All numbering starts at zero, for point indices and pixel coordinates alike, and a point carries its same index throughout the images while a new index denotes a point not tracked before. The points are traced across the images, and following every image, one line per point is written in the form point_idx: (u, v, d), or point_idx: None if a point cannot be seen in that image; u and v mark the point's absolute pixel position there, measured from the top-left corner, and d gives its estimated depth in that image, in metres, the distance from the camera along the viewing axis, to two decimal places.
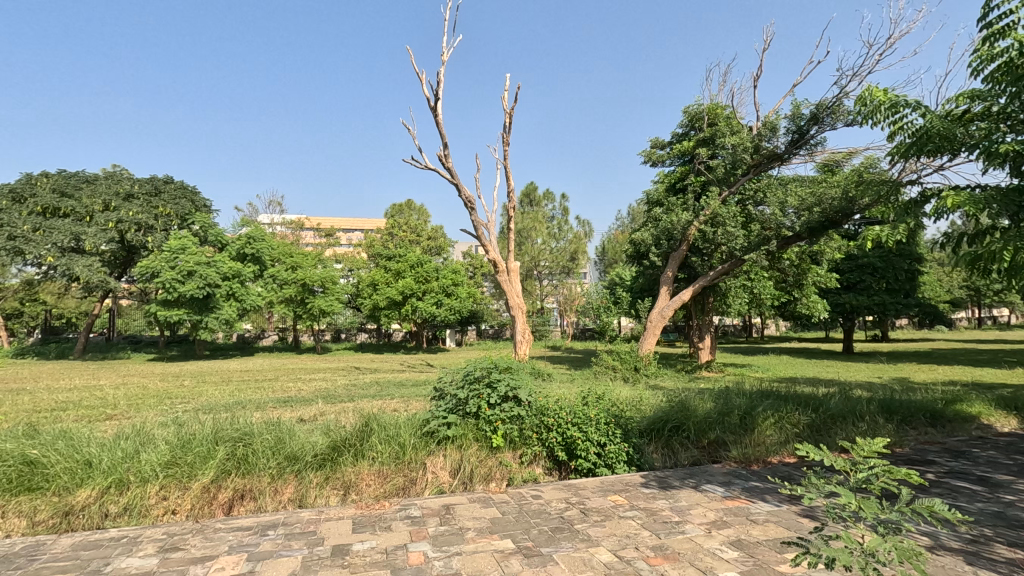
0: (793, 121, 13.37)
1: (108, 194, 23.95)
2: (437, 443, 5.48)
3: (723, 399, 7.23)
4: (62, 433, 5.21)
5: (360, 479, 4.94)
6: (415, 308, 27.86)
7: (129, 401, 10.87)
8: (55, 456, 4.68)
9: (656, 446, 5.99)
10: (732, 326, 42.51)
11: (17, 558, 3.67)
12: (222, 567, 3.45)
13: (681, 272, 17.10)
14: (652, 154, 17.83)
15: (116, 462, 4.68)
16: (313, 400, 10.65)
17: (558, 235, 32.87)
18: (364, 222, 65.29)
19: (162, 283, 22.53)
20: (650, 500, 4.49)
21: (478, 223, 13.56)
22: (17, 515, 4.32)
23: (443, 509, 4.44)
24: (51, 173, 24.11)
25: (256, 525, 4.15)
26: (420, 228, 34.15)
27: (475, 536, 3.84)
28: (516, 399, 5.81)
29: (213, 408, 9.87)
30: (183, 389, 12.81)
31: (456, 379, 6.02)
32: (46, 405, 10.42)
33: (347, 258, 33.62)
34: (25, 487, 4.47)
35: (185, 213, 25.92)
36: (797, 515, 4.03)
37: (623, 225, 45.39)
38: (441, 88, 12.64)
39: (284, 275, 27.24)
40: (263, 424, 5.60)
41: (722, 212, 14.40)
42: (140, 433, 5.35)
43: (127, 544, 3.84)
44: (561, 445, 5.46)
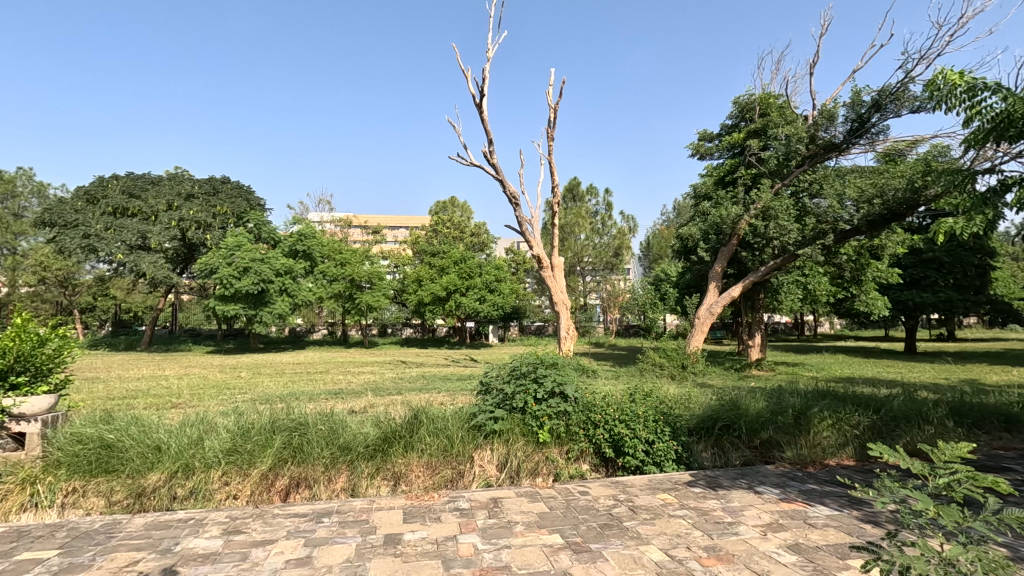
0: (853, 108, 12.74)
1: (171, 194, 25.19)
2: (484, 437, 5.52)
3: (776, 399, 6.99)
4: (134, 419, 5.53)
5: (409, 470, 5.06)
6: (459, 304, 28.14)
7: (192, 391, 11.44)
8: (129, 441, 4.96)
9: (706, 445, 5.87)
10: (783, 325, 41.04)
11: (97, 535, 3.94)
12: (281, 551, 3.60)
13: (730, 267, 16.62)
14: (700, 146, 17.38)
15: (183, 447, 4.93)
16: (363, 393, 10.93)
17: (601, 230, 32.51)
18: (409, 219, 66.39)
19: (220, 279, 23.62)
20: (701, 500, 4.39)
21: (522, 218, 13.50)
22: (96, 495, 4.67)
23: (491, 502, 4.48)
24: (121, 175, 25.62)
25: (312, 512, 4.30)
26: (463, 225, 34.47)
27: (523, 530, 3.86)
28: (563, 394, 5.79)
29: (269, 399, 10.29)
30: (241, 380, 13.43)
31: (503, 374, 6.05)
32: (118, 392, 11.13)
33: (393, 256, 34.30)
34: (103, 469, 4.77)
35: (241, 211, 27.01)
36: (860, 520, 3.87)
37: (669, 221, 44.47)
38: (487, 85, 12.64)
39: (333, 271, 28.10)
40: (316, 414, 5.76)
41: (774, 206, 13.84)
42: (204, 421, 5.61)
43: (194, 526, 4.06)
44: (608, 442, 5.41)
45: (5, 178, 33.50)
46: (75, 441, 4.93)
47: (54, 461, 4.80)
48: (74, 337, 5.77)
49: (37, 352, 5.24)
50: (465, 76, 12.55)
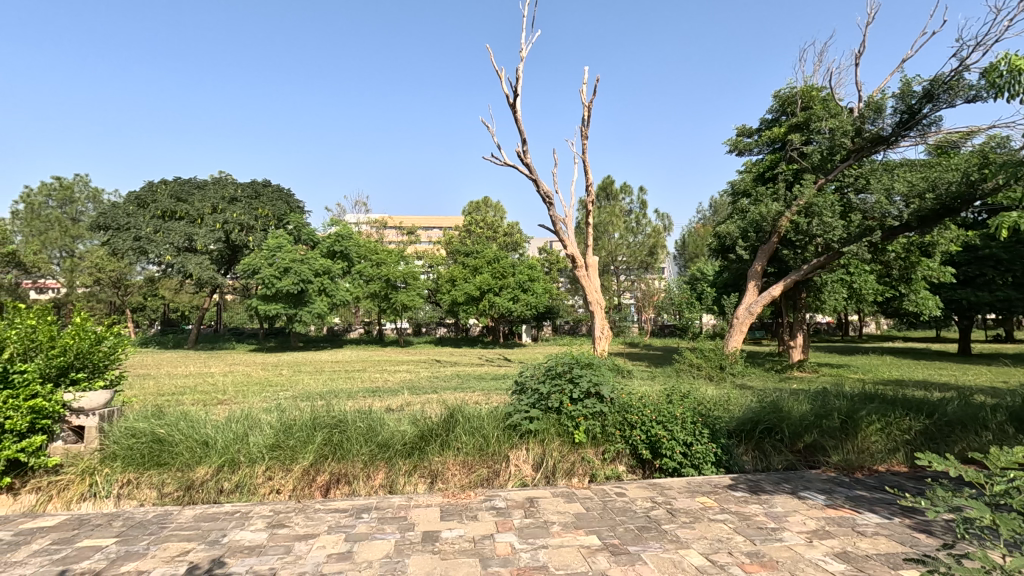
0: (903, 99, 12.20)
1: (215, 198, 26.14)
2: (519, 436, 5.52)
3: (821, 402, 6.76)
4: (183, 414, 5.74)
5: (446, 468, 5.13)
6: (493, 304, 28.24)
7: (237, 388, 11.84)
8: (178, 435, 5.15)
9: (746, 448, 5.74)
10: (826, 325, 39.78)
11: (150, 525, 4.12)
12: (323, 545, 3.68)
13: (771, 266, 16.21)
14: (738, 142, 17.00)
15: (228, 443, 5.09)
16: (400, 391, 11.10)
17: (636, 229, 32.03)
18: (442, 219, 67.03)
19: (262, 279, 24.35)
20: (743, 504, 4.30)
21: (556, 218, 13.45)
22: (149, 487, 4.88)
23: (528, 501, 4.48)
24: (169, 180, 26.69)
25: (352, 508, 4.39)
26: (497, 225, 34.60)
27: (560, 530, 3.85)
28: (599, 395, 5.74)
29: (309, 396, 10.54)
30: (283, 378, 13.84)
31: (538, 374, 6.02)
32: (168, 389, 11.59)
33: (428, 256, 34.73)
34: (155, 462, 4.98)
35: (281, 214, 27.78)
36: (912, 529, 3.71)
37: (705, 219, 43.55)
38: (521, 84, 12.63)
39: (369, 271, 28.67)
40: (355, 412, 5.87)
41: (817, 202, 13.43)
42: (249, 417, 5.78)
43: (240, 519, 4.20)
44: (645, 443, 5.33)
45: (64, 185, 35.51)
46: (129, 435, 5.15)
47: (111, 453, 5.04)
48: (126, 336, 6.03)
49: (94, 349, 5.52)
50: (498, 76, 12.57)
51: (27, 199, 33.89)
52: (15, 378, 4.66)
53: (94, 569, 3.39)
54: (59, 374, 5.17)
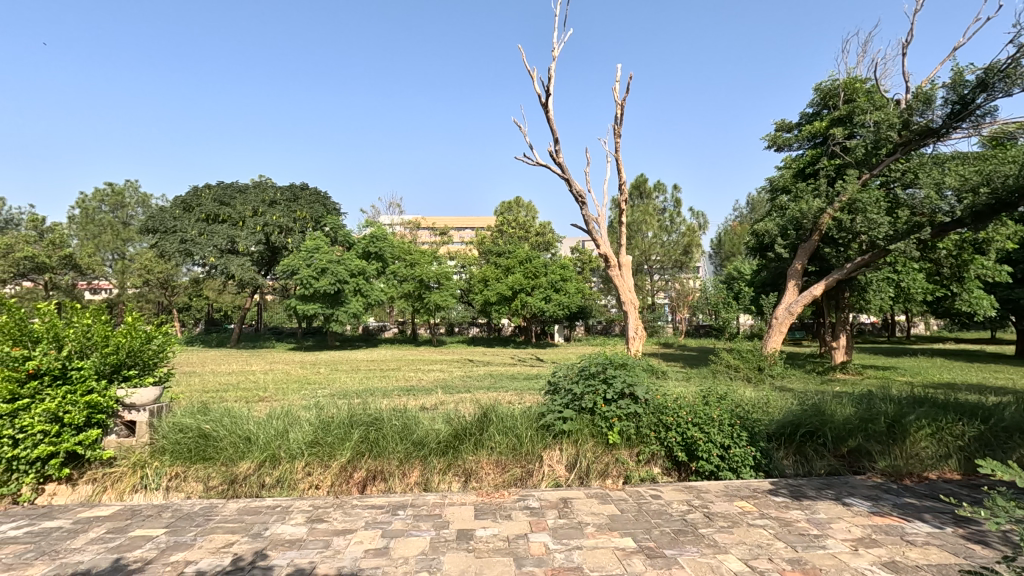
0: (954, 89, 11.58)
1: (256, 202, 26.99)
2: (553, 437, 5.50)
3: (866, 405, 6.52)
4: (227, 411, 5.94)
5: (480, 467, 5.16)
6: (525, 304, 28.27)
7: (277, 385, 12.21)
8: (223, 431, 5.33)
9: (787, 452, 5.58)
10: (871, 325, 38.37)
11: (197, 517, 4.28)
12: (361, 540, 3.75)
13: (811, 264, 15.74)
14: (777, 137, 16.55)
15: (270, 439, 5.25)
16: (433, 389, 11.25)
17: (670, 228, 31.49)
18: (474, 220, 67.45)
19: (300, 279, 24.99)
20: (783, 510, 4.18)
21: (589, 217, 13.35)
22: (195, 481, 5.08)
23: (562, 502, 4.47)
24: (212, 185, 27.68)
25: (387, 505, 4.46)
26: (528, 225, 34.62)
27: (594, 531, 3.83)
28: (633, 396, 5.67)
29: (346, 394, 10.78)
30: (320, 376, 14.18)
31: (572, 374, 5.99)
32: (213, 386, 12.06)
33: (460, 256, 35.01)
34: (200, 456, 5.17)
35: (319, 216, 28.43)
36: (966, 539, 3.54)
37: (742, 217, 42.53)
38: (552, 84, 12.60)
39: (403, 272, 29.09)
40: (390, 410, 5.95)
41: (861, 198, 12.97)
42: (288, 414, 5.94)
43: (281, 513, 4.32)
44: (680, 446, 5.23)
45: (115, 191, 37.25)
46: (176, 430, 5.35)
47: (160, 447, 5.26)
48: (174, 334, 6.27)
49: (145, 347, 5.75)
50: (530, 76, 12.55)
51: (82, 205, 35.68)
52: (73, 374, 4.93)
53: (145, 558, 3.55)
54: (113, 371, 5.42)
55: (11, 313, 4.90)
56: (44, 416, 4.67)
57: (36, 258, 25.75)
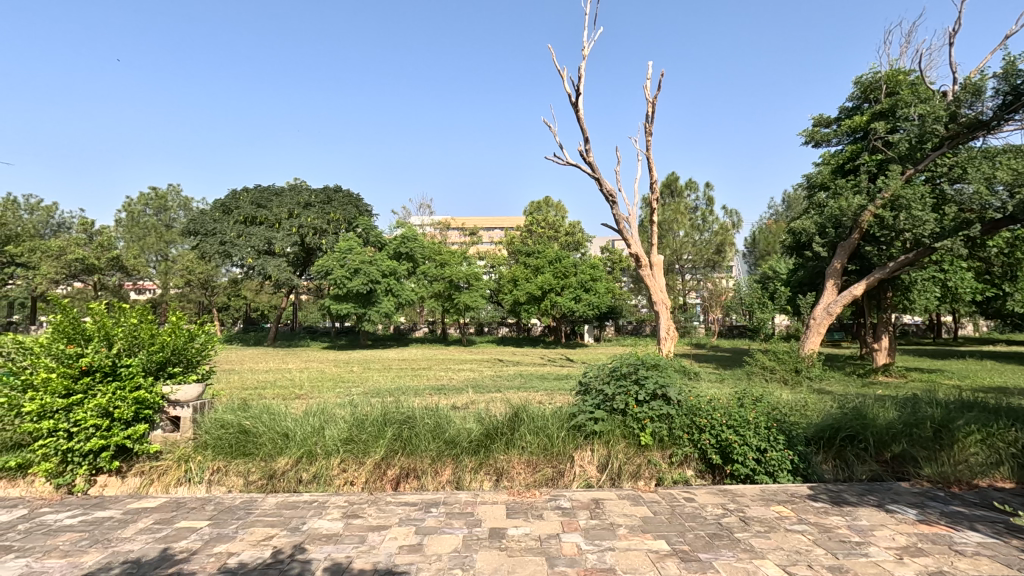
0: (1005, 79, 11.11)
1: (292, 204, 27.67)
2: (584, 437, 5.49)
3: (910, 409, 6.28)
4: (265, 407, 6.10)
5: (511, 466, 5.19)
6: (555, 304, 28.20)
7: (313, 383, 12.49)
8: (262, 427, 5.49)
9: (826, 457, 5.43)
10: (915, 326, 36.96)
11: (238, 510, 4.42)
12: (395, 536, 3.82)
13: (852, 263, 15.27)
14: (815, 132, 16.10)
15: (306, 435, 5.38)
16: (463, 389, 11.34)
17: (702, 226, 30.91)
18: (504, 220, 67.60)
19: (334, 279, 25.50)
20: (823, 515, 4.07)
21: (619, 216, 13.23)
22: (236, 475, 5.24)
23: (594, 502, 4.45)
24: (250, 188, 28.48)
25: (420, 502, 4.52)
26: (558, 224, 34.53)
27: (627, 533, 3.80)
28: (665, 397, 5.59)
29: (379, 392, 10.94)
30: (354, 374, 14.46)
31: (603, 374, 5.95)
32: (252, 383, 12.43)
33: (490, 257, 35.15)
34: (241, 452, 5.34)
35: (352, 217, 28.95)
36: (1020, 551, 3.38)
37: (777, 215, 41.51)
38: (583, 83, 12.52)
39: (433, 272, 29.41)
40: (423, 409, 6.02)
41: (906, 194, 12.47)
42: (324, 412, 6.07)
43: (318, 508, 4.43)
44: (714, 448, 5.15)
45: (159, 194, 38.69)
46: (218, 426, 5.53)
47: (202, 442, 5.44)
48: (215, 333, 6.49)
49: (188, 346, 5.96)
50: (561, 75, 12.50)
51: (128, 208, 37.17)
52: (122, 371, 5.15)
53: (190, 549, 3.69)
54: (158, 368, 5.65)
55: (64, 311, 5.14)
56: (96, 411, 4.90)
57: (86, 259, 27.02)
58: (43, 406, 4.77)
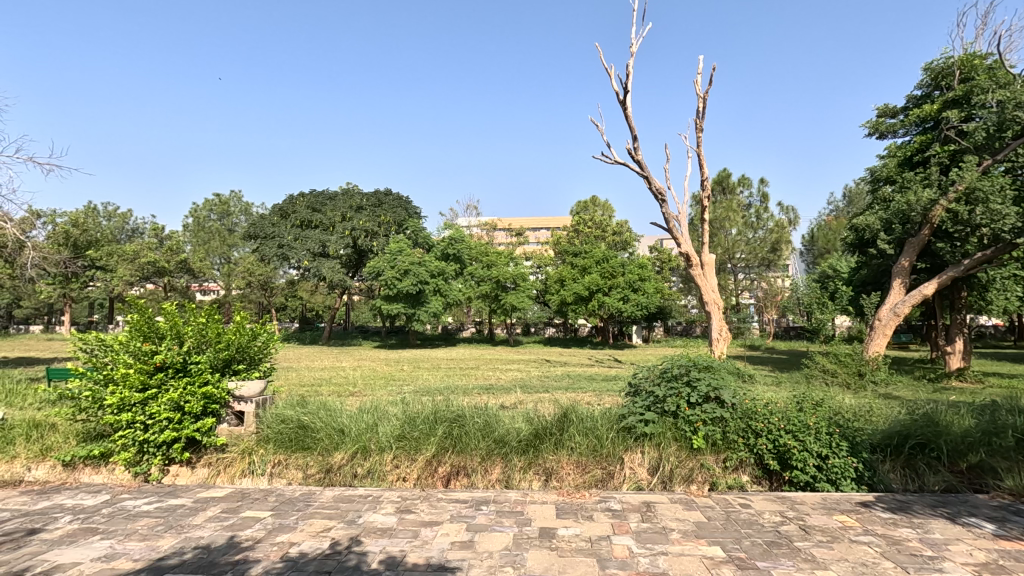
0: None
1: (345, 208, 28.63)
2: (634, 439, 5.42)
3: (989, 417, 5.86)
4: (322, 403, 6.32)
5: (560, 467, 5.19)
6: (602, 304, 27.94)
7: (366, 381, 12.88)
8: (319, 422, 5.69)
9: (893, 465, 5.15)
10: (993, 327, 34.43)
11: (298, 502, 4.62)
12: (447, 533, 3.89)
13: (922, 261, 14.40)
14: (879, 123, 15.28)
15: (361, 431, 5.55)
16: (511, 389, 11.43)
17: (756, 224, 29.83)
18: (551, 221, 67.57)
19: (385, 280, 26.15)
20: (891, 527, 3.87)
21: (669, 215, 12.94)
22: (296, 468, 5.46)
23: (644, 505, 4.39)
24: (306, 193, 29.67)
25: (471, 499, 4.58)
26: (605, 224, 34.17)
27: (680, 538, 3.73)
28: (719, 399, 5.44)
29: (429, 391, 11.15)
30: (405, 373, 14.80)
31: (652, 376, 5.83)
32: (309, 380, 12.95)
33: (536, 257, 35.15)
34: (300, 446, 5.56)
35: (401, 220, 29.62)
36: None
37: (838, 212, 39.64)
38: (631, 79, 12.32)
39: (480, 273, 29.65)
40: (472, 407, 6.09)
41: (982, 187, 11.65)
42: (377, 409, 6.22)
43: (373, 502, 4.57)
44: (772, 454, 4.97)
45: (222, 200, 40.80)
46: (278, 420, 5.77)
47: (264, 436, 5.69)
48: (275, 332, 6.81)
49: (251, 344, 6.29)
50: (608, 73, 12.36)
51: (194, 214, 39.40)
52: (192, 367, 5.48)
53: (255, 537, 3.88)
54: (225, 365, 5.98)
55: (140, 311, 5.51)
56: (169, 405, 5.22)
57: (157, 262, 28.88)
58: (123, 400, 5.13)
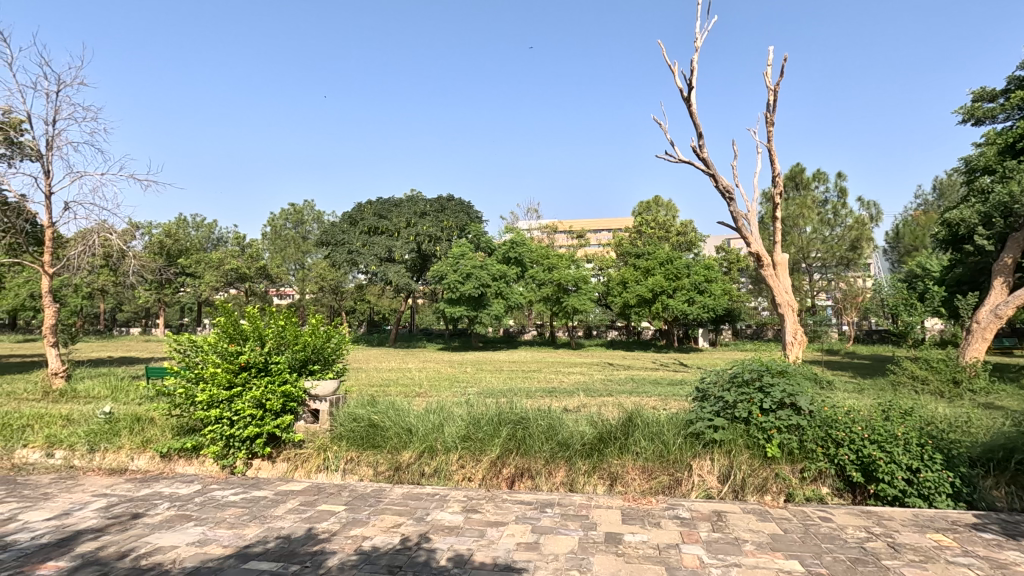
0: None
1: (410, 214, 29.54)
2: (702, 446, 5.25)
3: None
4: (390, 403, 6.52)
5: (626, 471, 5.12)
6: (666, 306, 27.27)
7: (431, 382, 13.24)
8: (388, 422, 5.87)
9: (997, 482, 4.70)
10: None
11: (369, 498, 4.80)
12: (512, 533, 3.92)
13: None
14: (975, 108, 14.03)
15: (427, 431, 5.69)
16: (574, 392, 11.39)
17: (833, 221, 28.13)
18: (612, 223, 66.87)
19: (448, 284, 26.69)
20: (994, 549, 3.54)
21: (737, 213, 12.45)
22: (367, 466, 5.67)
23: (714, 515, 4.24)
24: (373, 201, 30.88)
25: (536, 501, 4.60)
26: (668, 224, 33.31)
27: (754, 549, 3.58)
28: (794, 406, 5.17)
29: (493, 393, 11.30)
30: (468, 375, 15.06)
31: (722, 381, 5.62)
32: (378, 381, 13.45)
33: (598, 258, 34.75)
34: (371, 444, 5.78)
35: (463, 224, 30.13)
36: None
37: (927, 206, 36.69)
38: (695, 76, 11.96)
39: (541, 276, 29.58)
40: (536, 410, 6.09)
41: None
42: (443, 410, 6.35)
43: (440, 501, 4.67)
44: (855, 465, 4.67)
45: (296, 209, 43.10)
46: (351, 418, 6.01)
47: (338, 433, 5.96)
48: (347, 334, 7.12)
49: (325, 346, 6.63)
50: (671, 70, 12.06)
51: (272, 223, 41.88)
52: (272, 367, 5.83)
53: (331, 530, 4.07)
54: (302, 365, 6.32)
55: (227, 314, 5.93)
56: (252, 402, 5.58)
57: (239, 269, 30.91)
58: (211, 396, 5.53)
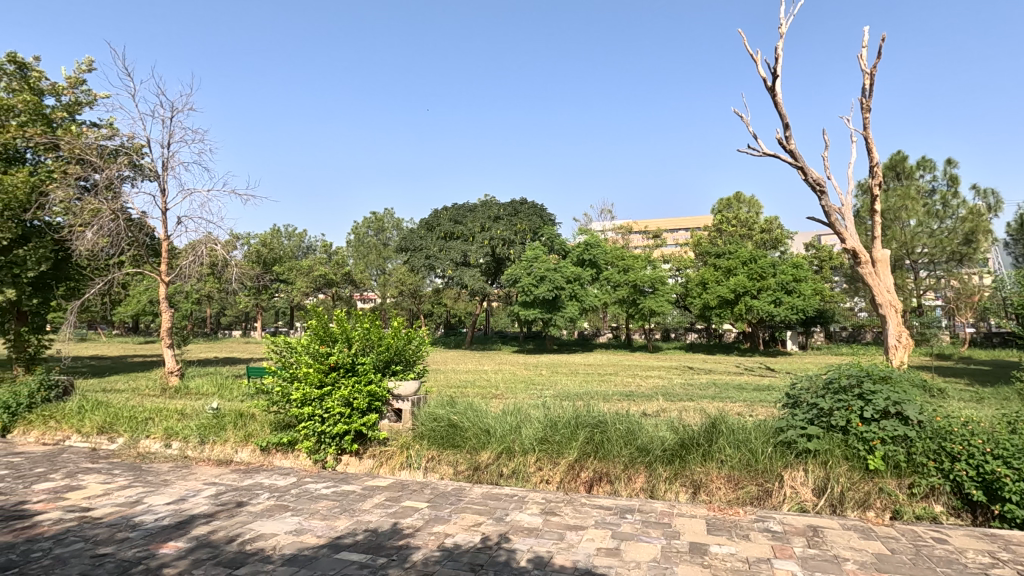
0: None
1: (484, 219, 30.10)
2: (795, 455, 4.94)
3: None
4: (469, 404, 6.63)
5: (710, 480, 4.92)
6: (750, 308, 25.89)
7: (508, 385, 13.37)
8: (467, 422, 5.98)
9: None
10: None
11: (450, 496, 4.93)
12: (592, 538, 3.88)
13: None
14: None
15: (505, 432, 5.75)
16: (653, 396, 11.08)
17: (942, 213, 25.66)
18: (689, 222, 64.58)
19: (522, 287, 26.85)
20: None
21: (830, 207, 11.63)
22: (447, 465, 5.82)
23: (810, 529, 3.98)
24: (448, 207, 31.80)
25: (615, 507, 4.53)
26: (751, 221, 31.71)
27: (856, 570, 3.32)
28: (900, 416, 4.74)
29: (569, 396, 11.25)
30: (543, 377, 15.12)
31: (815, 387, 5.25)
32: (456, 382, 13.79)
33: (675, 258, 33.65)
34: (451, 444, 5.91)
35: (536, 227, 30.27)
36: None
37: None
38: (779, 64, 11.30)
39: (617, 278, 29.00)
40: (613, 413, 5.99)
41: None
42: (520, 412, 6.38)
43: (519, 502, 4.71)
44: (975, 482, 4.21)
45: (377, 218, 45.14)
46: (431, 418, 6.18)
47: (419, 432, 6.15)
48: (426, 336, 7.34)
49: (406, 347, 6.91)
50: (753, 60, 11.48)
51: (355, 231, 44.16)
52: (359, 368, 6.13)
53: (415, 525, 4.22)
54: (385, 365, 6.62)
55: (317, 317, 6.28)
56: (341, 401, 5.92)
57: (327, 275, 32.79)
58: (305, 395, 5.90)
